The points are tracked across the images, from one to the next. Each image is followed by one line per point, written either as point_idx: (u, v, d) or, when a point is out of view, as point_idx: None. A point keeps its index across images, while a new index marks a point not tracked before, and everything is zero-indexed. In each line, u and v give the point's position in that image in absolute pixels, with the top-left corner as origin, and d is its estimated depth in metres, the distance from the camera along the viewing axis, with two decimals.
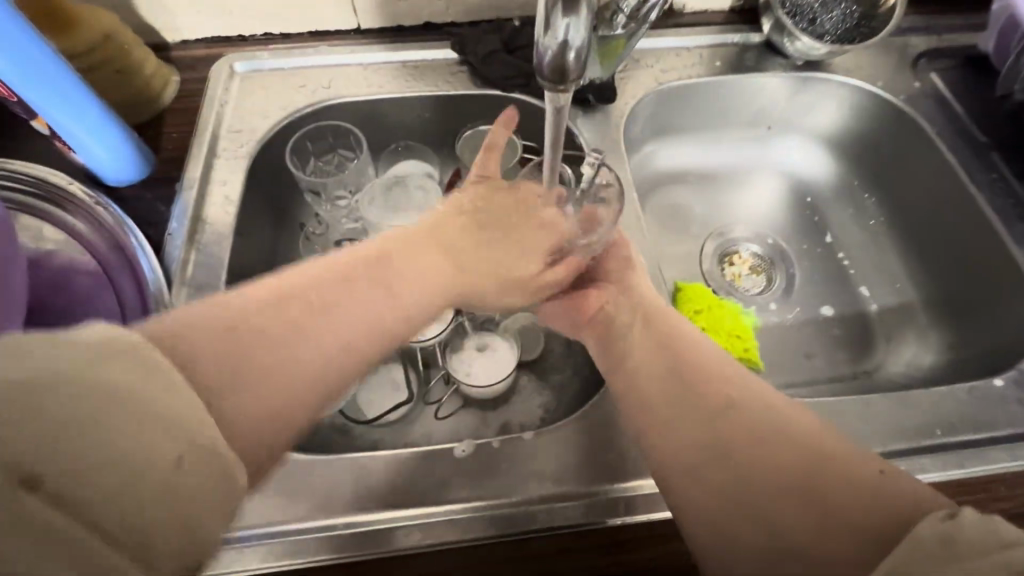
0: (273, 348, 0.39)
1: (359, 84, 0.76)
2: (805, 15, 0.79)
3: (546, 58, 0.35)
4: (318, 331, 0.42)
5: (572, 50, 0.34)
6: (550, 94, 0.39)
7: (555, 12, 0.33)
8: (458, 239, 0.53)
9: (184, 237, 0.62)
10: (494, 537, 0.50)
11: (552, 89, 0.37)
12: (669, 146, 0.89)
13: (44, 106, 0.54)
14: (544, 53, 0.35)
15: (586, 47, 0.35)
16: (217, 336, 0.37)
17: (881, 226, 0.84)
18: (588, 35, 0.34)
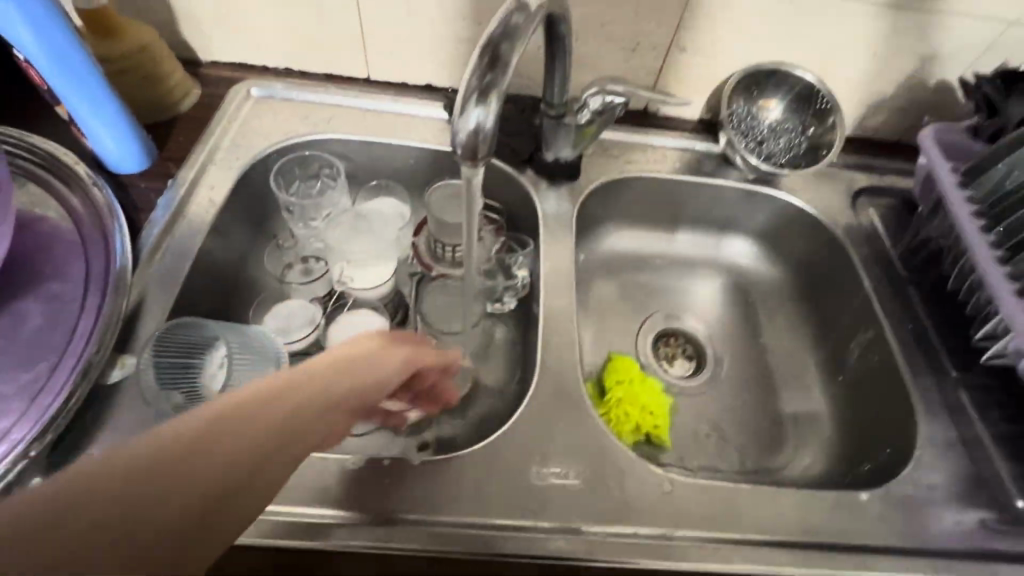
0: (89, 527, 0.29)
1: (355, 125, 0.86)
2: (756, 138, 0.90)
3: (459, 136, 0.43)
4: (227, 474, 0.35)
5: (480, 134, 0.42)
6: (465, 168, 0.46)
7: (471, 104, 0.42)
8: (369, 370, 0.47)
9: (162, 226, 0.69)
10: (356, 547, 0.53)
11: (465, 161, 0.45)
12: (628, 229, 0.98)
13: (72, 100, 0.63)
14: (459, 132, 0.43)
15: (493, 133, 0.43)
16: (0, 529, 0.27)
17: (809, 336, 0.91)
18: (495, 123, 0.43)
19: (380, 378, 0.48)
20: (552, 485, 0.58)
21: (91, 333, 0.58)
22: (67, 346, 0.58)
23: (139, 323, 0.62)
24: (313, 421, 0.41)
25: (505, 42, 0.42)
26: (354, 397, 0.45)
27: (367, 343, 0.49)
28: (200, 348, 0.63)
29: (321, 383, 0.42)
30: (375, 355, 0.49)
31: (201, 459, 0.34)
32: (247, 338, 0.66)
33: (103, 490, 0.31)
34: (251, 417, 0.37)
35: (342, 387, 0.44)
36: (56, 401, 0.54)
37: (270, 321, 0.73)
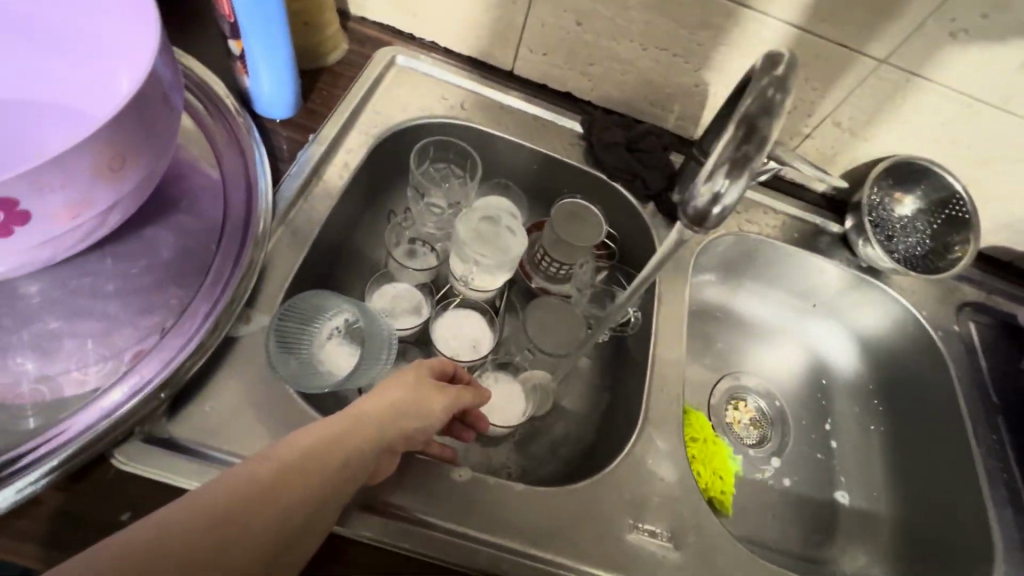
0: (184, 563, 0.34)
1: (490, 117, 0.84)
2: (884, 228, 0.88)
3: (698, 201, 0.46)
4: (303, 502, 0.41)
5: (718, 203, 0.45)
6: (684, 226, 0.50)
7: (720, 177, 0.45)
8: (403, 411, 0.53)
9: (298, 183, 0.67)
10: (456, 564, 0.53)
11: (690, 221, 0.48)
12: (723, 283, 0.96)
13: (251, 41, 0.61)
14: (697, 197, 0.46)
15: (731, 205, 0.46)
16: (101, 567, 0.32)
17: (879, 435, 0.90)
18: (737, 196, 0.45)
19: (430, 418, 0.55)
20: (644, 542, 0.58)
21: (227, 277, 0.57)
22: (201, 283, 0.57)
23: (268, 280, 0.60)
24: (362, 459, 0.47)
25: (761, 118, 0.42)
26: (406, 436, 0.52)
27: (408, 378, 0.56)
28: (315, 316, 0.62)
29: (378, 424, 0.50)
30: (411, 393, 0.54)
31: (297, 478, 0.42)
32: (362, 309, 0.64)
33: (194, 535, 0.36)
34: (336, 449, 0.45)
35: (398, 424, 0.51)
36: (188, 344, 0.53)
37: (377, 300, 0.73)
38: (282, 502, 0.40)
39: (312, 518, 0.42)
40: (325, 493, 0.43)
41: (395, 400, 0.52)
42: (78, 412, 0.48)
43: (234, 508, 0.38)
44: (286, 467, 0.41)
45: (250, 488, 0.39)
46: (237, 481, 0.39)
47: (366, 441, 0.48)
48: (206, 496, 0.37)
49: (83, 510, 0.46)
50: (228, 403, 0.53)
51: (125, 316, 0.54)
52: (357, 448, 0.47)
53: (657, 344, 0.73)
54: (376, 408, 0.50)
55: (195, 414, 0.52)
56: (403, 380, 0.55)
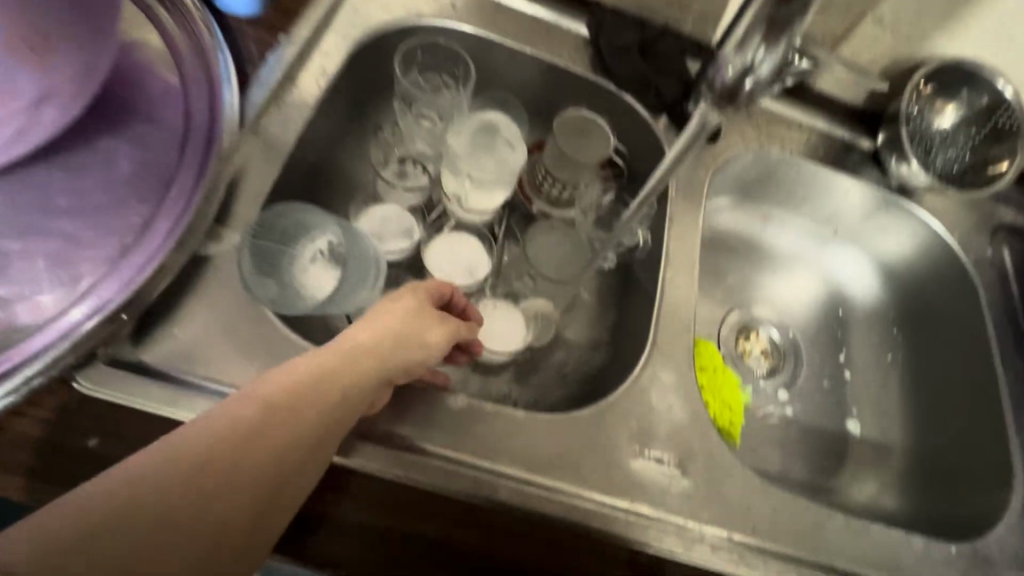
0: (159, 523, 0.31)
1: (486, 18, 0.74)
2: (922, 142, 0.80)
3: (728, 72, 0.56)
4: (292, 445, 0.38)
5: (755, 70, 0.53)
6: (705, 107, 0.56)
7: (758, 50, 0.51)
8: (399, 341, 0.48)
9: (269, 89, 0.60)
10: (450, 491, 0.50)
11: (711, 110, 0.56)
12: (739, 208, 0.89)
13: None
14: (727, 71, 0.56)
15: (761, 79, 0.53)
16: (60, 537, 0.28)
17: (896, 365, 0.86)
18: (769, 72, 0.52)
19: (429, 349, 0.50)
20: (650, 470, 0.55)
21: (191, 195, 0.51)
22: (162, 200, 0.51)
23: (238, 196, 0.54)
24: (356, 395, 0.43)
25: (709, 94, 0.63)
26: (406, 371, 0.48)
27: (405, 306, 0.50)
28: (294, 235, 0.57)
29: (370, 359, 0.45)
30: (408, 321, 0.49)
31: (271, 427, 0.37)
32: (345, 230, 0.60)
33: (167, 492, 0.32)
34: (326, 385, 0.41)
35: (394, 358, 0.46)
36: (151, 265, 0.48)
37: (364, 222, 0.67)
38: (254, 459, 0.35)
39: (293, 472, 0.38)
40: (313, 442, 0.39)
41: (390, 332, 0.47)
42: (33, 334, 0.44)
43: (199, 467, 0.33)
44: (258, 412, 0.37)
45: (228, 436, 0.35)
46: (199, 434, 0.34)
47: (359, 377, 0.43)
48: (162, 454, 0.33)
49: (47, 436, 0.44)
50: (201, 326, 0.49)
51: (80, 234, 0.49)
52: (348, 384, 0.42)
53: (668, 268, 0.68)
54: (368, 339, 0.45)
55: (164, 340, 0.48)
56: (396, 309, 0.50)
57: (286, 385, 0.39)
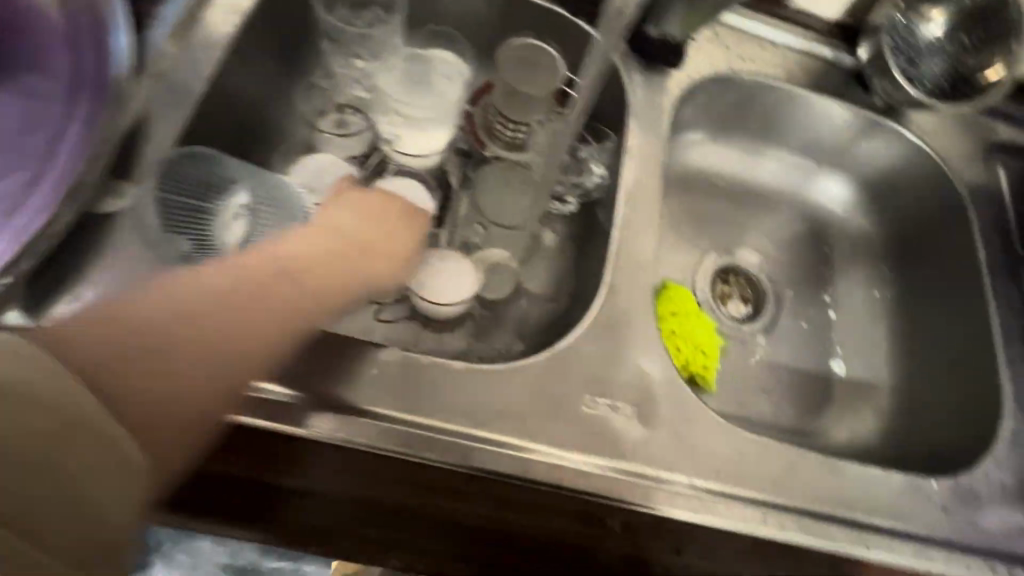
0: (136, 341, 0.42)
1: None
2: (908, 54, 0.74)
3: None
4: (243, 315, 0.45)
5: None
6: None
7: None
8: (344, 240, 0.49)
9: (173, 29, 0.54)
10: (383, 450, 0.47)
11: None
12: (713, 141, 0.83)
13: None
14: None
15: None
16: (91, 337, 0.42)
17: (884, 301, 0.81)
18: None
19: (384, 249, 0.50)
20: (607, 418, 0.52)
21: (79, 148, 0.46)
22: (48, 153, 0.45)
23: (144, 147, 0.50)
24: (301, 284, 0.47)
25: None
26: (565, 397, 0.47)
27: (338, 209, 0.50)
28: (212, 184, 0.52)
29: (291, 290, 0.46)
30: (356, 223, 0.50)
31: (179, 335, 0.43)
32: (267, 185, 0.55)
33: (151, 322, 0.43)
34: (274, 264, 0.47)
35: (342, 261, 0.48)
36: (38, 224, 0.43)
37: (294, 173, 0.62)
38: (157, 363, 0.43)
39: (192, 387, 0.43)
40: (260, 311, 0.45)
41: (333, 238, 0.49)
42: None
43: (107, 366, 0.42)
44: (207, 298, 0.44)
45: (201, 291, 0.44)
46: (120, 327, 0.42)
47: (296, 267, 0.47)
48: (93, 337, 0.42)
49: None
50: (108, 286, 0.46)
51: None
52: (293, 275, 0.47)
53: (629, 206, 0.63)
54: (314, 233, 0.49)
55: (59, 311, 0.45)
56: (343, 231, 0.49)
57: (233, 280, 0.45)
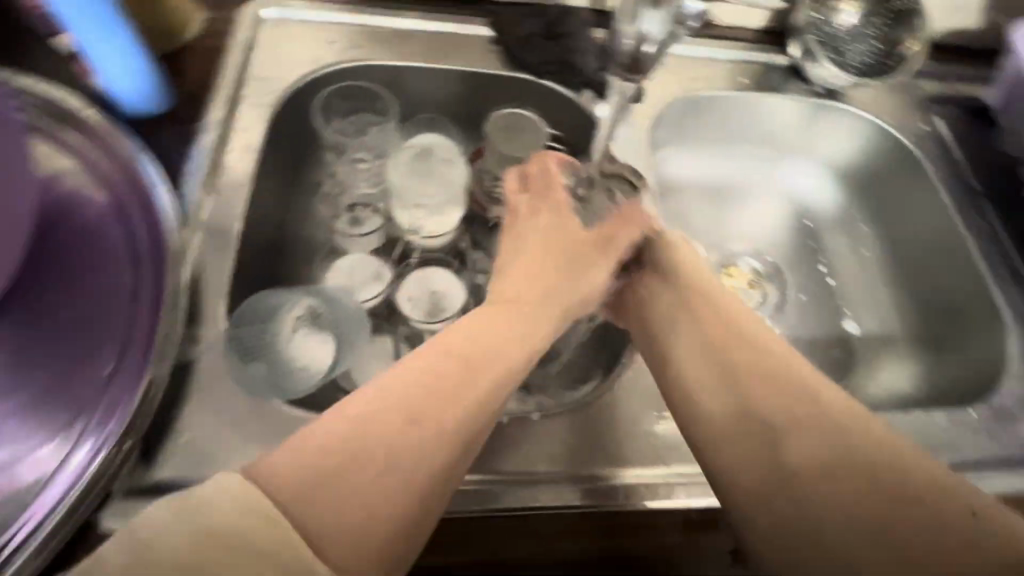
0: (352, 467, 0.35)
1: (391, 49, 0.75)
2: (832, 44, 0.83)
3: None
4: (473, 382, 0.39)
5: None
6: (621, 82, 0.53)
7: None
8: (531, 279, 0.46)
9: (202, 179, 0.60)
10: (493, 511, 0.50)
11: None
12: (684, 155, 0.91)
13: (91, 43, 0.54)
14: None
15: None
16: (290, 483, 0.33)
17: (873, 257, 0.88)
18: None
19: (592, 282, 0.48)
20: (675, 430, 0.56)
21: (158, 307, 0.51)
22: (132, 322, 0.50)
23: (202, 290, 0.55)
24: (513, 336, 0.42)
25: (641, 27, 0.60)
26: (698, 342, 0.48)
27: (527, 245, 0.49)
28: (273, 316, 0.57)
29: (487, 378, 0.40)
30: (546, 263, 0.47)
31: (415, 408, 0.37)
32: (324, 294, 0.60)
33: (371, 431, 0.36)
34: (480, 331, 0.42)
35: (546, 303, 0.45)
36: (137, 387, 0.47)
37: (332, 280, 0.67)
38: (393, 457, 0.35)
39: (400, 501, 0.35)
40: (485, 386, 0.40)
41: (528, 281, 0.46)
42: (44, 488, 0.44)
43: (320, 471, 0.34)
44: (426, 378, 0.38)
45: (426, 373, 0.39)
46: (332, 440, 0.35)
47: (505, 319, 0.43)
48: (314, 457, 0.35)
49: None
50: (207, 425, 0.49)
51: (58, 379, 0.48)
52: (502, 322, 0.43)
53: None
54: (510, 284, 0.46)
55: (171, 455, 0.48)
56: (541, 270, 0.47)
57: (445, 358, 0.40)
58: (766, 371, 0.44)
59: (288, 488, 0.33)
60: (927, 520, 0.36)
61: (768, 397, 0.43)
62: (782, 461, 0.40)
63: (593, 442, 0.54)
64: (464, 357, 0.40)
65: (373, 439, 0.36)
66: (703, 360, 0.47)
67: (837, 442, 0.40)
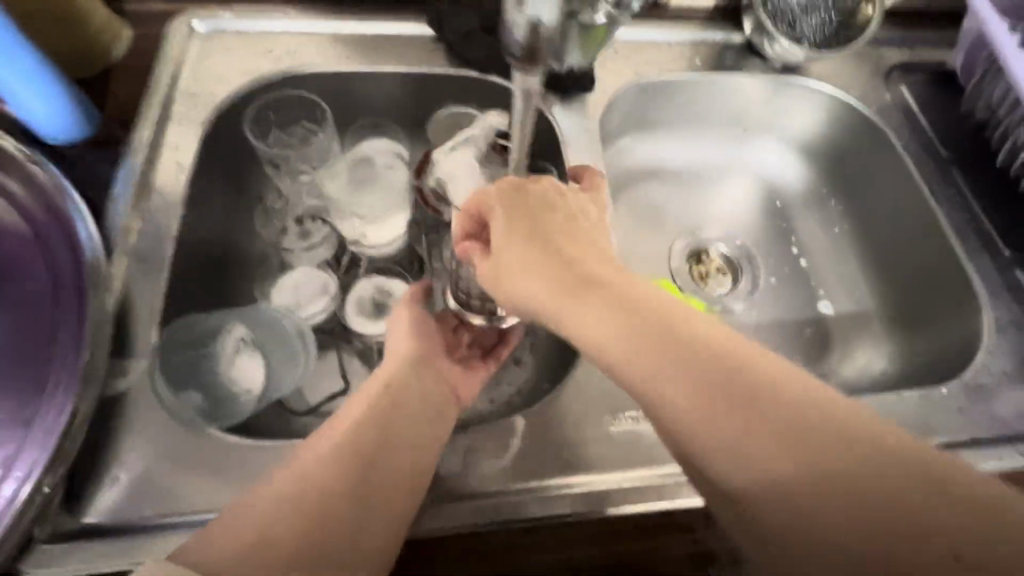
0: (300, 529, 0.39)
1: (329, 55, 0.72)
2: (785, 17, 0.80)
3: (519, 33, 0.35)
4: (384, 442, 0.46)
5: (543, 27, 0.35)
6: (522, 78, 0.39)
7: None
8: (421, 353, 0.54)
9: (130, 204, 0.58)
10: (439, 530, 0.49)
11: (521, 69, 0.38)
12: (644, 143, 0.89)
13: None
14: (518, 30, 0.36)
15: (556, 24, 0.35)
16: (243, 552, 0.37)
17: (844, 235, 0.86)
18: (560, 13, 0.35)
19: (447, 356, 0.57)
20: (632, 431, 0.54)
21: (81, 339, 0.49)
22: (55, 356, 0.48)
23: (131, 319, 0.53)
24: (412, 400, 0.50)
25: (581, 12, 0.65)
26: (643, 358, 0.40)
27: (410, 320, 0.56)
28: (205, 341, 0.54)
29: (406, 422, 0.48)
30: (426, 337, 0.56)
31: (336, 472, 0.43)
32: (256, 312, 0.57)
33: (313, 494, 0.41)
34: (389, 395, 0.49)
35: (434, 367, 0.54)
36: (58, 426, 0.45)
37: (277, 298, 0.64)
38: (343, 514, 0.41)
39: (364, 533, 0.41)
40: (402, 438, 0.47)
41: (415, 351, 0.54)
42: None
43: (273, 536, 0.38)
44: (351, 447, 0.44)
45: (347, 441, 0.45)
46: (267, 507, 0.40)
47: (402, 377, 0.51)
48: (255, 519, 0.39)
49: None
50: (138, 460, 0.47)
51: None
52: (403, 384, 0.51)
53: None
54: (404, 359, 0.53)
55: (104, 493, 0.46)
56: (428, 346, 0.55)
57: (356, 420, 0.47)
58: (725, 378, 0.38)
59: (242, 557, 0.36)
60: (876, 507, 0.32)
61: (687, 371, 0.39)
62: (746, 462, 0.36)
63: (545, 449, 0.53)
64: (380, 419, 0.47)
65: (316, 506, 0.40)
66: (664, 377, 0.39)
67: (769, 419, 0.36)
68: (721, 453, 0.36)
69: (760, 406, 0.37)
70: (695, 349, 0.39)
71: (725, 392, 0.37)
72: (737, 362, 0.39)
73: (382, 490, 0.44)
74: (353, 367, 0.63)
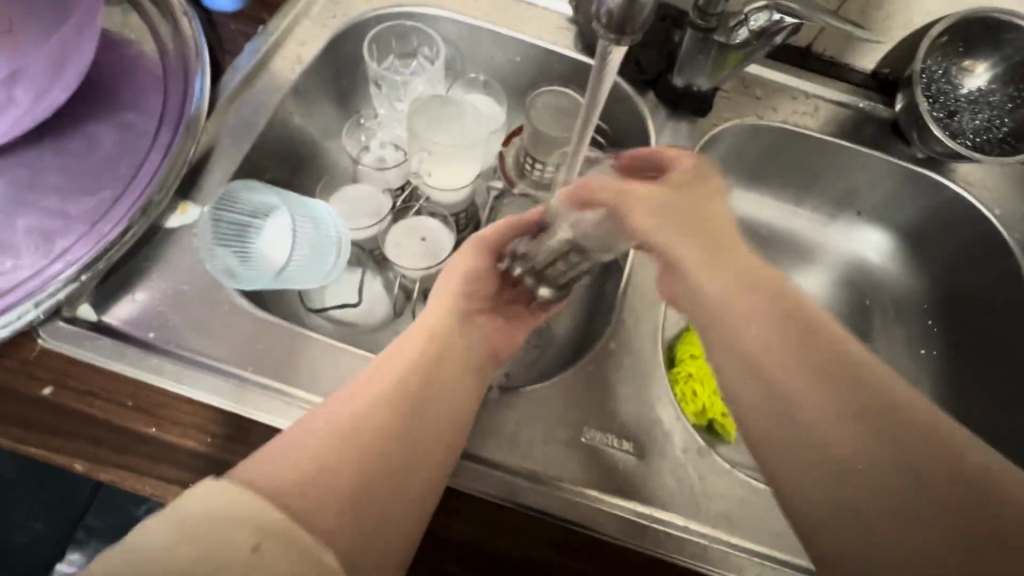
0: (346, 458, 0.38)
1: (466, 3, 0.74)
2: (944, 105, 0.72)
3: (611, 1, 0.36)
4: (422, 376, 0.45)
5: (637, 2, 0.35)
6: (606, 45, 0.40)
7: None
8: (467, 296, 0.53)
9: (244, 75, 0.63)
10: None
11: (607, 39, 0.38)
12: (743, 190, 0.83)
13: None
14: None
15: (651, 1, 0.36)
16: (296, 475, 0.36)
17: (931, 360, 0.76)
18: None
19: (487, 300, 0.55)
20: (602, 450, 0.52)
21: (161, 169, 0.56)
22: (136, 176, 0.56)
23: (204, 172, 0.58)
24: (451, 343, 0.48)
25: (715, 33, 0.64)
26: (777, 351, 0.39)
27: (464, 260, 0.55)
28: (255, 217, 0.57)
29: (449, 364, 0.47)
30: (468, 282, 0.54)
31: (377, 404, 0.41)
32: (298, 201, 0.59)
33: (357, 427, 0.39)
34: (435, 339, 0.48)
35: (473, 323, 0.53)
36: (115, 231, 0.52)
37: (335, 204, 0.68)
38: (391, 448, 0.40)
39: (404, 486, 0.40)
40: (440, 376, 0.46)
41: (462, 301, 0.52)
42: (13, 290, 0.50)
43: (320, 464, 0.37)
44: (393, 383, 0.43)
45: (389, 376, 0.43)
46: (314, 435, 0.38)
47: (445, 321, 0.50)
48: (302, 445, 0.37)
49: (47, 397, 0.46)
50: (158, 287, 0.52)
51: (64, 208, 0.54)
52: (446, 330, 0.49)
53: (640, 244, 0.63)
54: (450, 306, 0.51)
55: (124, 302, 0.51)
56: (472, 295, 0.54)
57: (398, 359, 0.45)
58: (867, 397, 0.37)
59: (296, 481, 0.35)
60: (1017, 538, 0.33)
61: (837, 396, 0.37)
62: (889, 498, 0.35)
63: (511, 429, 0.52)
64: (422, 356, 0.46)
65: (360, 437, 0.39)
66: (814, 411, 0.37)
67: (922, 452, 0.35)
68: (822, 474, 0.37)
69: (897, 435, 0.35)
70: (836, 364, 0.38)
71: (864, 403, 0.37)
72: (878, 380, 0.37)
73: (424, 426, 0.43)
74: (374, 289, 0.65)
